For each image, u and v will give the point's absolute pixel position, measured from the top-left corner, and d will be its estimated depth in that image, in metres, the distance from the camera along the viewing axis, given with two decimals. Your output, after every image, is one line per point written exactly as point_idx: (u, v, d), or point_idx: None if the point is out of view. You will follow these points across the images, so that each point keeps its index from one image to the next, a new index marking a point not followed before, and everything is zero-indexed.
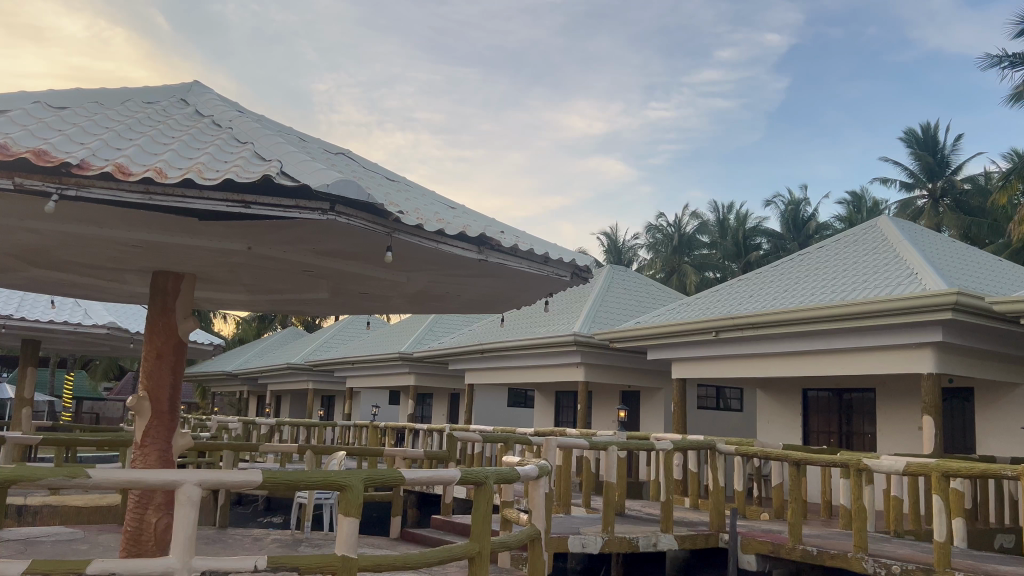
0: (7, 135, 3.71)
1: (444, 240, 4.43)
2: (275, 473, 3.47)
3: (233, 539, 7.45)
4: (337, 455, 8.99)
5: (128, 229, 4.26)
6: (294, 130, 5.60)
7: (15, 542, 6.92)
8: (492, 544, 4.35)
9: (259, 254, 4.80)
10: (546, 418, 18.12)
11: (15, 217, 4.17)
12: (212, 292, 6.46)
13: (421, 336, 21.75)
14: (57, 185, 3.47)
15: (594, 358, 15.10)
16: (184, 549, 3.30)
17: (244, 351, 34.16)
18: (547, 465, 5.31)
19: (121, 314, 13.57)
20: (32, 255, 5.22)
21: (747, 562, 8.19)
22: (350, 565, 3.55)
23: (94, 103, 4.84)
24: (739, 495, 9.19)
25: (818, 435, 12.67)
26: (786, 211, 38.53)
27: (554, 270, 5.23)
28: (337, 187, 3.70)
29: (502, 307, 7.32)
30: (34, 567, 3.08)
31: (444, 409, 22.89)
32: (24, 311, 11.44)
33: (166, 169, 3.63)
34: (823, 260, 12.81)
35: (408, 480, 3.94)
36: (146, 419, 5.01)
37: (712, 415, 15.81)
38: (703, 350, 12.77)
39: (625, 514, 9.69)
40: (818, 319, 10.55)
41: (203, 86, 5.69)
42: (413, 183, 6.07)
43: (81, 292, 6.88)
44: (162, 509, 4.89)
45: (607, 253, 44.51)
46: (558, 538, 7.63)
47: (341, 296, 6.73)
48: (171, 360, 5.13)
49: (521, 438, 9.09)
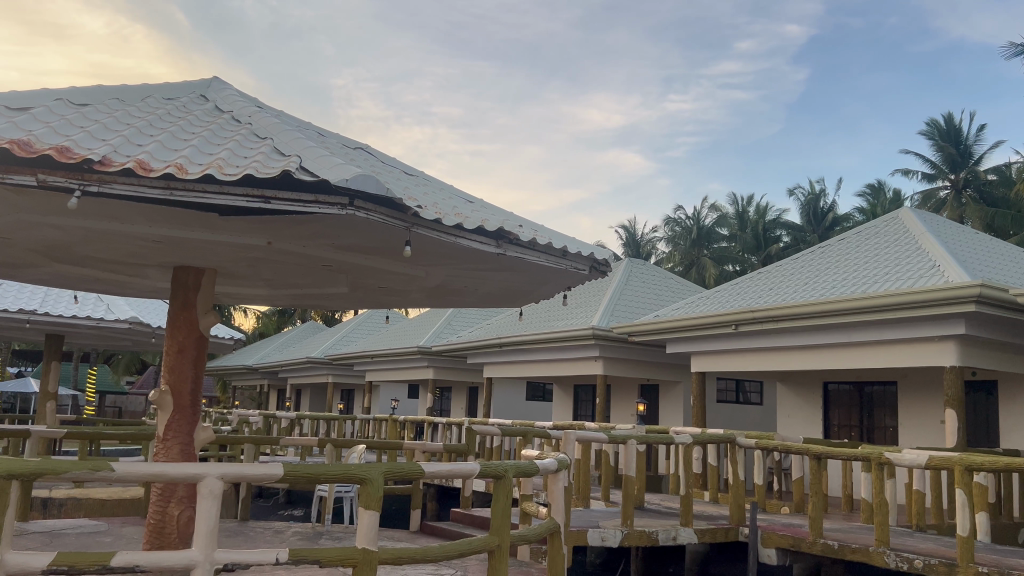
0: (29, 132, 3.74)
1: (462, 234, 4.43)
2: (296, 466, 3.49)
3: (254, 532, 7.51)
4: (357, 448, 8.89)
5: (148, 225, 4.29)
6: (313, 125, 5.63)
7: (40, 534, 7.02)
8: (512, 538, 4.35)
9: (278, 249, 4.83)
10: (565, 411, 18.14)
11: (38, 213, 4.21)
12: (232, 287, 6.51)
13: (440, 330, 21.79)
14: (80, 181, 3.51)
15: (612, 352, 15.07)
16: (207, 541, 3.34)
17: (265, 344, 34.40)
18: (566, 458, 5.30)
19: (142, 308, 13.69)
20: (55, 250, 5.28)
21: (767, 556, 8.12)
22: (370, 559, 3.57)
23: (115, 100, 4.87)
24: (759, 488, 9.14)
25: (839, 429, 12.63)
26: (806, 203, 38.24)
27: (572, 264, 5.23)
28: (356, 181, 3.70)
29: (521, 301, 7.32)
30: (59, 559, 3.12)
31: (463, 402, 22.96)
32: (48, 307, 11.58)
33: (186, 165, 3.65)
34: (845, 252, 12.71)
35: (427, 472, 3.95)
36: (168, 412, 5.08)
37: (732, 409, 15.74)
38: (722, 344, 12.71)
39: (645, 508, 9.70)
40: (839, 312, 10.46)
41: (222, 82, 5.72)
42: (432, 178, 6.09)
43: (102, 288, 6.94)
44: (184, 502, 4.96)
45: (625, 247, 44.37)
46: (577, 531, 7.62)
47: (361, 291, 6.77)
48: (193, 354, 5.18)
49: (540, 433, 9.08)
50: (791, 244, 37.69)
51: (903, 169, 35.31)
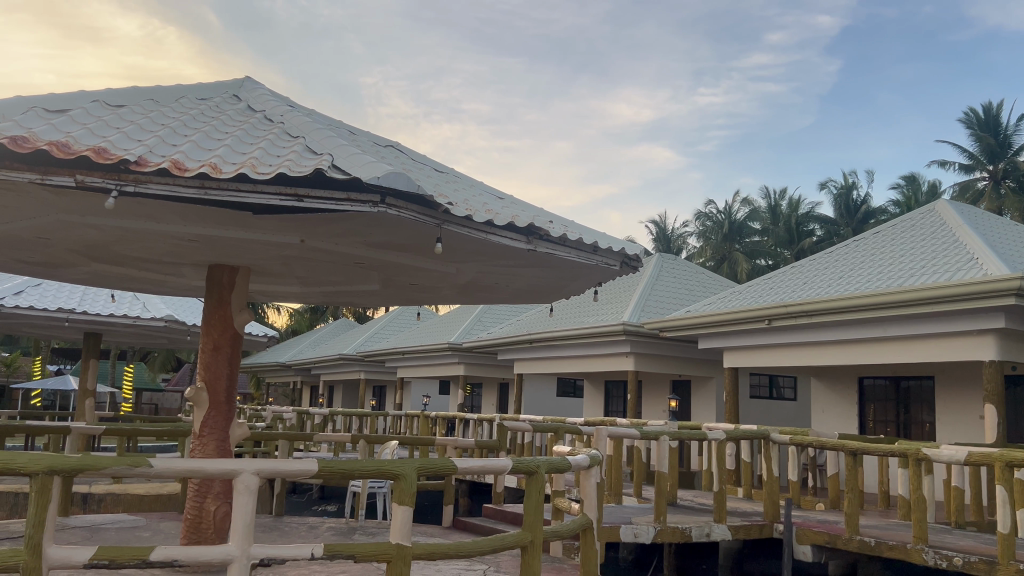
0: (66, 134, 3.80)
1: (492, 231, 4.44)
2: (330, 463, 3.52)
3: (289, 527, 7.60)
4: (390, 444, 8.93)
5: (184, 224, 4.35)
6: (345, 124, 5.67)
7: (82, 529, 7.15)
8: (544, 533, 4.34)
9: (312, 247, 4.87)
10: (596, 407, 18.10)
11: (77, 214, 4.29)
12: (266, 285, 6.58)
13: (471, 326, 21.84)
14: (117, 181, 3.55)
15: (643, 348, 15.00)
16: (243, 537, 3.38)
17: (297, 342, 34.73)
18: (598, 454, 5.28)
19: (177, 305, 13.88)
20: (93, 250, 5.38)
21: (802, 553, 8.05)
22: (404, 554, 3.60)
23: (149, 100, 4.95)
24: (793, 485, 9.03)
25: (875, 424, 12.48)
26: (839, 196, 37.76)
27: (603, 259, 5.23)
28: (388, 179, 3.72)
29: (551, 296, 7.31)
30: (100, 554, 3.17)
31: (494, 398, 23.01)
32: (86, 305, 11.79)
33: (221, 165, 3.69)
34: (879, 245, 12.55)
35: (460, 468, 3.97)
36: (204, 409, 5.16)
37: (765, 405, 15.62)
38: (755, 339, 12.59)
39: (677, 504, 9.65)
40: (875, 306, 10.32)
41: (254, 82, 5.79)
42: (462, 174, 6.11)
43: (140, 286, 7.06)
44: (220, 498, 5.08)
45: (656, 242, 44.14)
46: (610, 527, 7.60)
47: (392, 288, 6.80)
48: (228, 352, 5.26)
49: (572, 428, 9.05)
50: (825, 238, 37.24)
51: (940, 160, 34.71)
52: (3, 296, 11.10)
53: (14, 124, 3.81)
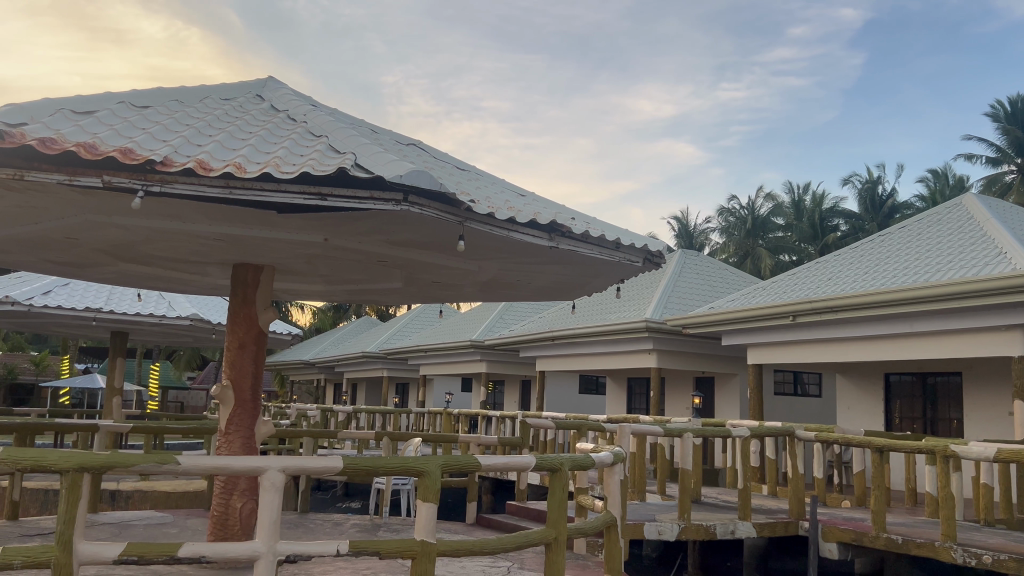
0: (92, 135, 3.84)
1: (514, 227, 4.44)
2: (355, 460, 3.54)
3: (314, 524, 7.64)
4: (413, 441, 8.94)
5: (208, 224, 4.39)
6: (367, 123, 5.69)
7: (111, 525, 7.25)
8: (568, 532, 4.34)
9: (336, 245, 4.90)
10: (619, 404, 18.07)
11: (104, 214, 4.34)
12: (290, 284, 6.63)
13: (493, 323, 21.85)
14: (143, 182, 3.59)
15: (666, 344, 14.93)
16: (269, 533, 3.40)
17: (320, 340, 34.94)
18: (622, 451, 5.26)
19: (202, 304, 14.02)
20: (120, 250, 5.44)
21: (829, 550, 8.00)
22: (429, 551, 3.61)
23: (174, 101, 4.99)
24: (819, 482, 8.96)
25: (902, 421, 12.36)
26: (864, 191, 37.39)
27: (626, 256, 5.21)
28: (410, 177, 3.72)
29: (573, 294, 7.30)
30: (129, 550, 3.20)
31: (516, 395, 23.03)
32: (113, 304, 11.93)
33: (245, 165, 3.71)
34: (905, 240, 12.42)
35: (484, 465, 3.97)
36: (230, 407, 5.20)
37: (790, 401, 15.51)
38: (779, 335, 12.50)
39: (702, 501, 9.62)
40: (901, 301, 10.21)
41: (278, 82, 5.84)
42: (483, 172, 6.12)
43: (166, 285, 7.14)
44: (245, 494, 5.14)
45: (678, 238, 43.98)
46: (634, 524, 7.58)
47: (415, 286, 6.82)
48: (253, 350, 5.30)
49: (595, 426, 9.03)
50: (849, 233, 36.88)
51: (966, 154, 34.27)
52: (31, 296, 11.24)
53: (42, 125, 3.86)
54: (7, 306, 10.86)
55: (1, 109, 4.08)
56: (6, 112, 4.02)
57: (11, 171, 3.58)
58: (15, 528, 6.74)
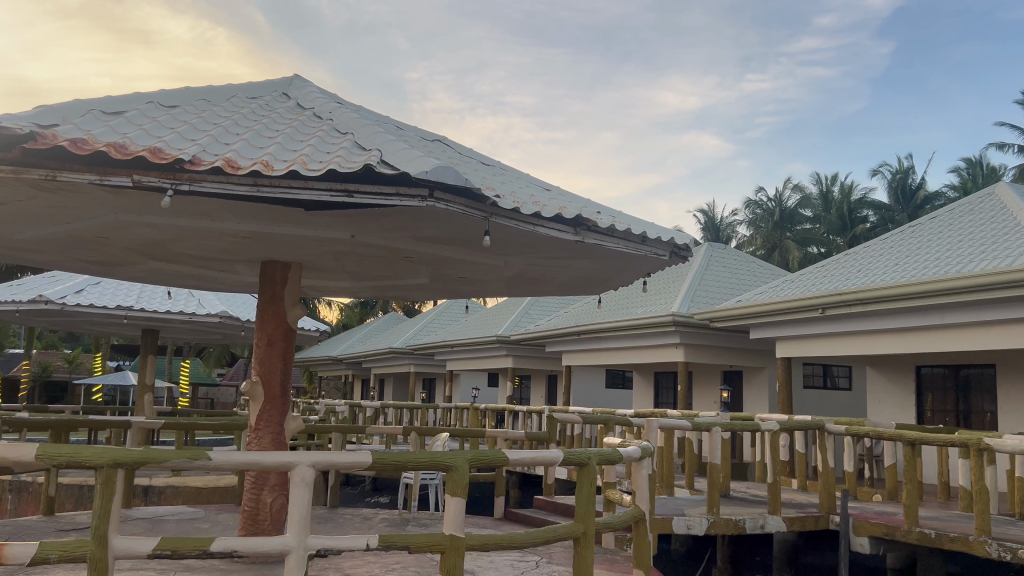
0: (122, 135, 3.89)
1: (540, 223, 4.44)
2: (384, 454, 3.56)
3: (344, 519, 7.71)
4: (441, 436, 8.96)
5: (238, 221, 4.43)
6: (392, 119, 5.72)
7: (144, 520, 7.35)
8: (597, 526, 4.33)
9: (363, 242, 4.92)
10: (646, 399, 18.02)
11: (134, 213, 4.39)
12: (319, 280, 6.69)
13: (519, 319, 21.85)
14: (172, 181, 3.62)
15: (692, 338, 14.84)
16: (299, 528, 3.43)
17: (347, 336, 35.13)
18: (649, 446, 5.24)
19: (232, 302, 14.13)
20: (150, 248, 5.50)
21: (860, 545, 7.89)
22: (457, 545, 3.62)
23: (202, 100, 5.04)
24: (850, 476, 8.84)
25: (934, 414, 12.22)
26: (894, 180, 36.94)
27: (652, 250, 5.17)
28: (436, 173, 3.73)
29: (599, 287, 7.27)
30: (163, 544, 3.25)
31: (543, 391, 23.02)
32: (144, 302, 12.08)
33: (273, 162, 3.74)
34: (937, 230, 12.24)
35: (512, 460, 3.98)
36: (259, 403, 5.25)
37: (819, 394, 15.39)
38: (808, 328, 12.38)
39: (731, 496, 9.57)
40: (932, 292, 10.08)
41: (303, 80, 5.88)
42: (509, 167, 6.11)
43: (196, 283, 7.22)
44: (276, 490, 5.19)
45: (704, 231, 43.71)
46: (662, 519, 7.56)
47: (441, 281, 6.85)
48: (282, 347, 5.35)
49: (623, 420, 9.01)
50: (878, 225, 36.41)
51: (998, 143, 33.69)
52: (64, 296, 11.40)
53: (73, 126, 3.91)
54: (40, 305, 11.04)
55: (34, 111, 4.15)
56: (38, 114, 4.08)
57: (44, 172, 3.63)
58: (51, 523, 6.85)
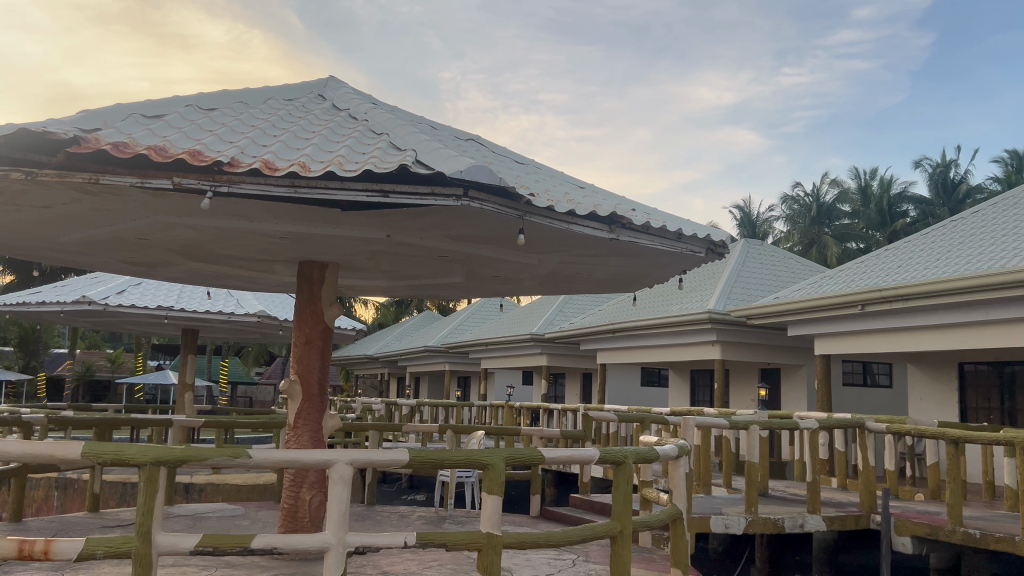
0: (162, 138, 3.95)
1: (575, 220, 4.43)
2: (421, 453, 3.59)
3: (381, 516, 7.77)
4: (476, 434, 8.97)
5: (275, 222, 4.48)
6: (426, 119, 5.75)
7: (185, 517, 7.48)
8: (633, 524, 4.31)
9: (398, 241, 4.95)
10: (682, 397, 17.91)
11: (174, 215, 4.46)
12: (355, 280, 6.75)
13: (553, 316, 21.84)
14: (211, 183, 3.67)
15: (729, 336, 14.69)
16: (338, 526, 3.46)
17: (383, 334, 35.32)
18: (686, 444, 5.19)
19: (270, 301, 14.30)
20: (190, 250, 5.59)
21: (902, 545, 7.76)
22: (494, 543, 3.63)
23: (239, 103, 5.11)
24: (891, 475, 8.69)
25: (977, 412, 12.00)
26: (935, 174, 36.49)
27: (688, 247, 5.13)
28: (470, 172, 3.74)
29: (634, 286, 7.26)
30: (204, 541, 3.29)
31: (577, 389, 22.98)
32: (184, 301, 12.28)
33: (309, 164, 3.76)
34: (980, 224, 12.01)
35: (548, 458, 3.99)
36: (298, 401, 5.30)
37: (859, 392, 15.19)
38: (848, 324, 12.22)
39: (769, 494, 9.48)
40: (975, 288, 9.88)
41: (338, 82, 5.93)
42: (542, 165, 6.11)
43: (234, 283, 7.32)
44: (314, 488, 5.24)
45: (740, 227, 43.37)
46: (699, 518, 7.51)
47: (476, 280, 6.87)
48: (320, 346, 5.40)
49: (659, 418, 8.96)
50: (919, 219, 35.92)
51: None
52: (106, 296, 11.63)
53: (116, 130, 3.98)
54: (83, 306, 11.26)
55: (76, 116, 4.23)
56: (81, 118, 4.16)
57: (86, 176, 3.69)
58: (96, 519, 6.99)
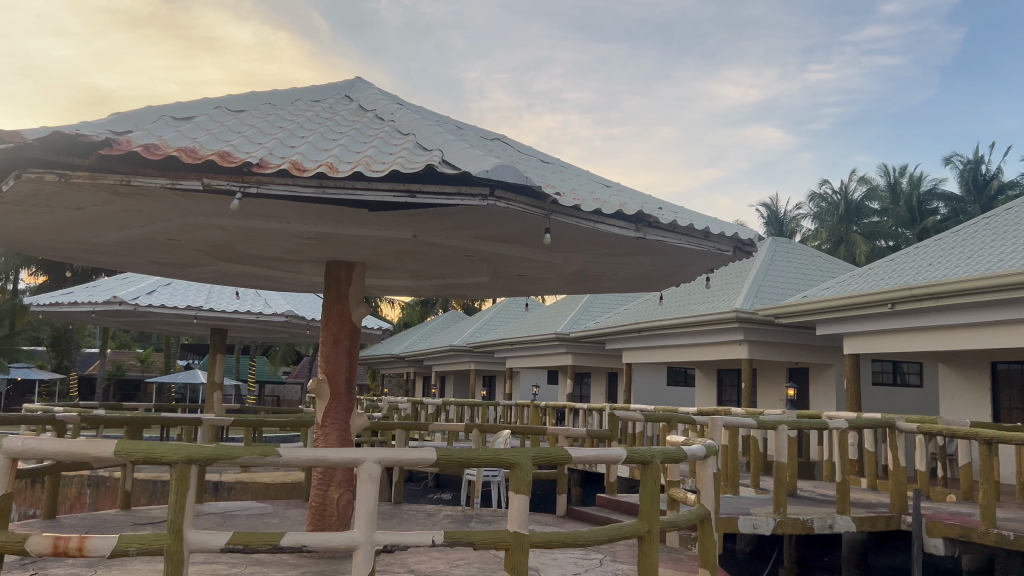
0: (192, 140, 3.99)
1: (601, 219, 4.42)
2: (448, 451, 3.60)
3: (408, 515, 7.80)
4: (502, 433, 8.98)
5: (303, 222, 4.51)
6: (452, 118, 5.76)
7: (215, 515, 7.55)
8: (661, 524, 4.29)
9: (424, 241, 4.96)
10: (709, 396, 17.80)
11: (203, 215, 4.50)
12: (381, 279, 6.79)
13: (579, 315, 21.80)
14: (241, 184, 3.71)
15: (756, 335, 14.58)
16: (366, 524, 3.48)
17: (409, 334, 35.45)
18: (714, 444, 5.16)
19: (297, 301, 14.39)
20: (219, 250, 5.65)
21: (934, 546, 7.66)
22: (522, 542, 3.63)
23: (268, 104, 5.16)
24: (922, 475, 8.59)
25: (1011, 411, 11.80)
26: (965, 171, 36.01)
27: (715, 245, 5.10)
28: (497, 172, 3.74)
29: (660, 285, 7.23)
30: (235, 539, 3.32)
31: (603, 388, 22.93)
32: (212, 301, 12.40)
33: (337, 164, 3.78)
34: (1012, 222, 11.83)
35: (575, 458, 3.99)
36: (326, 400, 5.34)
37: (889, 392, 15.02)
38: (877, 323, 12.10)
39: (797, 494, 9.40)
40: (1006, 286, 9.75)
41: (364, 82, 5.97)
42: (568, 164, 6.11)
43: (262, 283, 7.39)
44: (342, 486, 5.28)
45: (767, 226, 43.07)
46: (728, 518, 7.47)
47: (502, 279, 6.88)
48: (347, 345, 5.44)
49: (686, 418, 8.92)
50: (950, 217, 35.50)
51: None
52: (137, 296, 11.78)
53: (147, 132, 4.04)
54: (114, 305, 11.41)
55: (108, 118, 4.29)
56: (113, 121, 4.22)
57: (118, 177, 3.74)
58: (128, 517, 7.08)
